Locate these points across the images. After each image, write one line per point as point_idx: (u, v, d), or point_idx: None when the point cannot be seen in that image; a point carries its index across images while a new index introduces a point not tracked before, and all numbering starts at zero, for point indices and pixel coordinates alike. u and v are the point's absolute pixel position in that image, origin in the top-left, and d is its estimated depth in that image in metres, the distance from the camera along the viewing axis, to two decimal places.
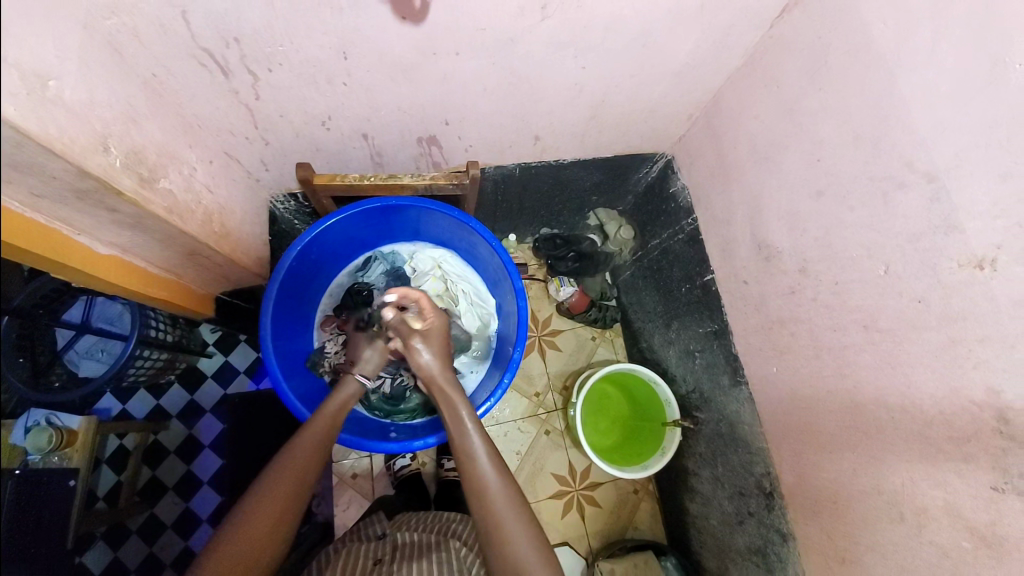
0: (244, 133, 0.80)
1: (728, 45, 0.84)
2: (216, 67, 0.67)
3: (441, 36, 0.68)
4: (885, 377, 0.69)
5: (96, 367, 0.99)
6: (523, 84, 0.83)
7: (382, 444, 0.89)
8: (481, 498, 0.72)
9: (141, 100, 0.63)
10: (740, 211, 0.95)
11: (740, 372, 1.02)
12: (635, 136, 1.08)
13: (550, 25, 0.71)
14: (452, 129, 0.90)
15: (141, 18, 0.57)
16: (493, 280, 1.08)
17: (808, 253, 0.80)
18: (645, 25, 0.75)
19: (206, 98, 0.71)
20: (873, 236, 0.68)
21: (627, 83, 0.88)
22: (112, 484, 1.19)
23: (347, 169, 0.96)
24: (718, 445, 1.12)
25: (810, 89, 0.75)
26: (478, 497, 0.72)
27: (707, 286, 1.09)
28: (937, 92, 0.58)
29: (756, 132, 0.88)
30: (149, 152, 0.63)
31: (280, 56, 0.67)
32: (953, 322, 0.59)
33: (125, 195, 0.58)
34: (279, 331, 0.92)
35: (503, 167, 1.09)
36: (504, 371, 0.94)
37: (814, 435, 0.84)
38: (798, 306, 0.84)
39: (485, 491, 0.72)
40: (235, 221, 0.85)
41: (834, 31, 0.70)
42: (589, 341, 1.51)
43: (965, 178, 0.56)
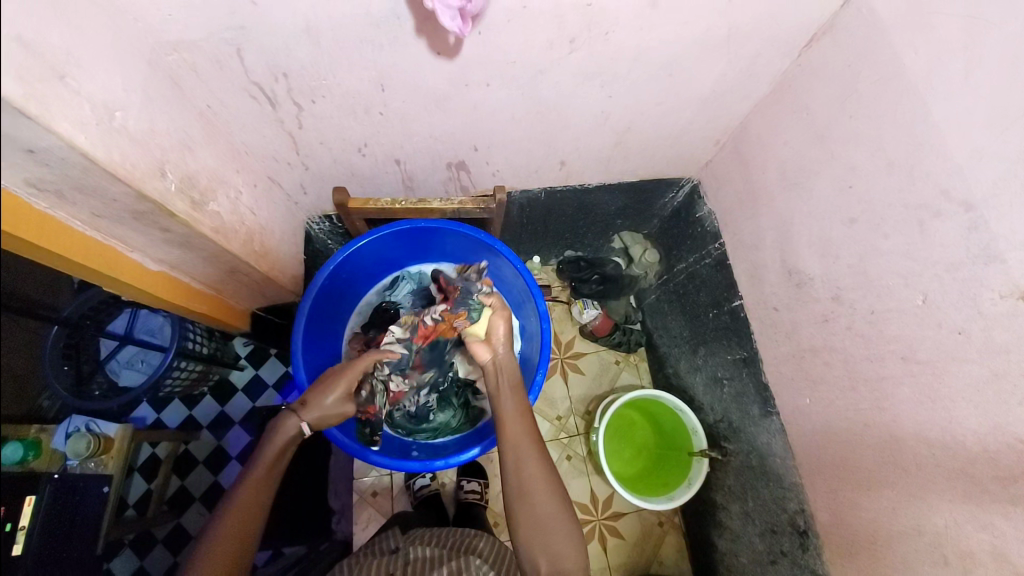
0: (286, 159, 0.85)
1: (754, 74, 0.85)
2: (264, 99, 0.72)
3: (473, 68, 0.72)
4: (926, 412, 0.66)
5: (136, 376, 1.05)
6: (550, 113, 0.85)
7: (402, 462, 0.89)
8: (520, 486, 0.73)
9: (195, 129, 0.68)
10: (769, 237, 0.93)
11: (771, 403, 0.98)
12: (661, 161, 1.09)
13: (578, 57, 0.73)
14: (481, 155, 0.93)
15: (199, 54, 0.62)
16: (517, 302, 1.08)
17: (841, 281, 0.78)
18: (671, 55, 0.77)
19: (253, 126, 0.76)
20: (908, 265, 0.66)
21: (653, 110, 0.90)
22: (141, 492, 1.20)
23: (379, 192, 1.00)
24: (748, 478, 1.08)
25: (841, 116, 0.75)
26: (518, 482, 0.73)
27: (735, 311, 1.06)
28: (974, 119, 0.57)
29: (785, 157, 0.87)
30: (201, 177, 0.68)
31: (322, 88, 0.71)
32: (997, 355, 0.56)
33: (177, 217, 0.62)
34: (309, 348, 0.95)
35: (530, 191, 1.12)
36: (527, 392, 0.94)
37: (851, 471, 0.80)
38: (831, 335, 0.81)
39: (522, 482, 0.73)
40: (273, 241, 0.89)
41: (865, 59, 0.70)
42: (612, 365, 1.49)
43: (1004, 206, 0.54)
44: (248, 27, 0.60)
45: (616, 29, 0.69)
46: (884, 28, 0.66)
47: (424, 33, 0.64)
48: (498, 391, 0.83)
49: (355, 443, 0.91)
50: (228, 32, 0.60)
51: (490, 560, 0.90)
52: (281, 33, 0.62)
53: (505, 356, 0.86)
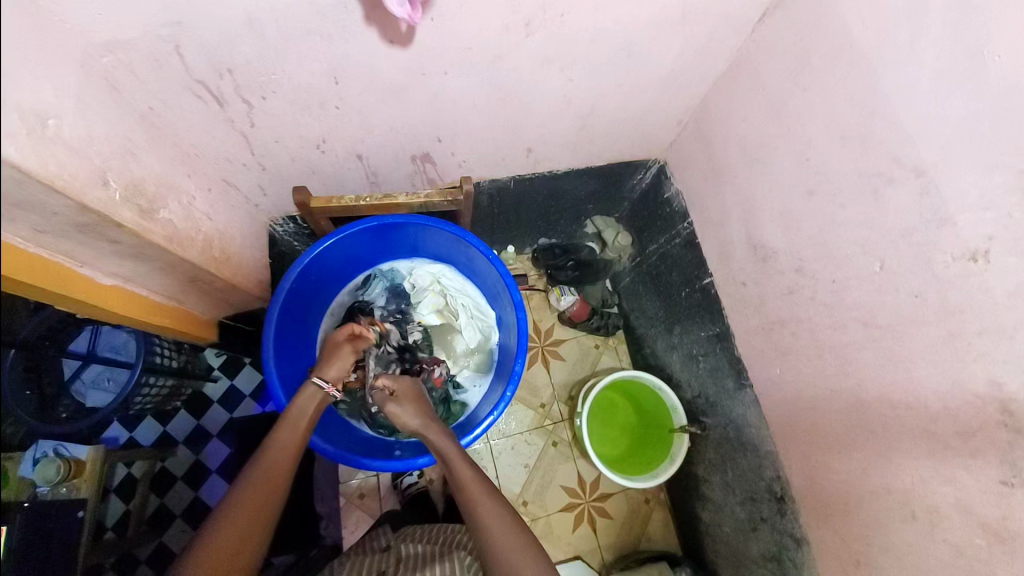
0: (241, 159, 0.82)
1: (711, 52, 0.85)
2: (211, 97, 0.69)
3: (429, 57, 0.70)
4: (888, 374, 0.69)
5: (103, 397, 1.00)
6: (512, 99, 0.84)
7: (386, 462, 0.88)
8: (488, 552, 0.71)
9: (138, 133, 0.64)
10: (734, 214, 0.95)
11: (744, 375, 1.01)
12: (626, 144, 1.09)
13: (535, 41, 0.72)
14: (445, 145, 0.92)
15: (136, 53, 0.59)
16: (492, 293, 1.08)
17: (804, 252, 0.80)
18: (629, 37, 0.76)
19: (202, 127, 0.73)
20: (865, 233, 0.69)
21: (615, 93, 0.89)
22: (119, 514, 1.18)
23: (343, 189, 0.97)
24: (727, 450, 1.11)
25: (795, 90, 0.76)
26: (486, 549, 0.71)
27: (706, 289, 1.08)
28: (920, 87, 0.59)
29: (746, 134, 0.88)
30: (148, 183, 0.65)
31: (272, 83, 0.69)
32: (951, 315, 0.59)
33: (125, 227, 0.59)
34: (281, 354, 0.93)
35: (498, 180, 1.11)
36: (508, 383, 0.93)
37: (821, 435, 0.83)
38: (797, 306, 0.83)
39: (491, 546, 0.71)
40: (234, 246, 0.86)
41: (815, 33, 0.71)
42: (592, 350, 1.51)
43: (952, 171, 0.56)
44: (186, 22, 0.57)
45: (571, 11, 0.69)
46: (832, 0, 0.68)
47: (374, 22, 0.62)
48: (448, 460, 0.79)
49: (334, 446, 0.89)
50: (165, 28, 0.57)
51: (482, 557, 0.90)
52: (222, 26, 0.59)
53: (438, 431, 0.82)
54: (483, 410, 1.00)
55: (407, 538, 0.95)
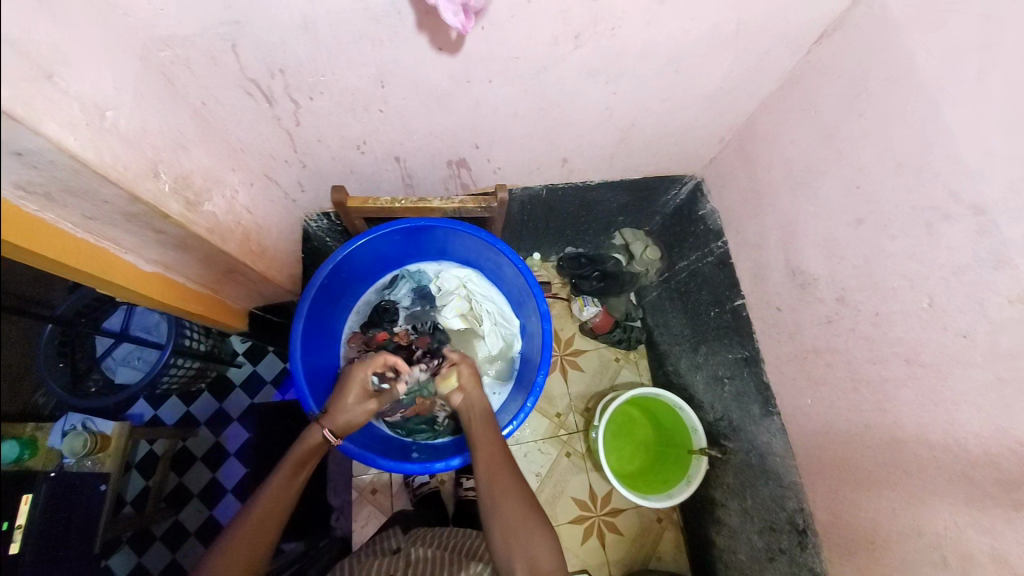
0: (284, 156, 0.83)
1: (762, 70, 0.83)
2: (261, 96, 0.70)
3: (475, 65, 0.70)
4: (930, 416, 0.66)
5: (132, 374, 1.04)
6: (554, 110, 0.83)
7: (403, 464, 0.88)
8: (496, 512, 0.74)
9: (189, 126, 0.66)
10: (773, 237, 0.92)
11: (772, 402, 0.98)
12: (664, 159, 1.07)
13: (583, 53, 0.71)
14: (482, 152, 0.92)
15: (194, 50, 0.60)
16: (517, 301, 1.07)
17: (846, 282, 0.77)
18: (677, 51, 0.75)
19: (250, 124, 0.74)
20: (915, 267, 0.66)
21: (658, 106, 0.88)
22: (139, 489, 1.19)
23: (379, 190, 0.98)
24: (748, 477, 1.08)
25: (849, 116, 0.74)
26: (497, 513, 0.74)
27: (737, 311, 1.06)
28: (986, 121, 0.56)
29: (792, 156, 0.86)
30: (195, 176, 0.66)
31: (320, 84, 0.69)
32: (1002, 360, 0.56)
33: (171, 219, 0.61)
34: (307, 347, 0.94)
35: (532, 188, 1.10)
36: (529, 395, 0.93)
37: (851, 471, 0.80)
38: (835, 336, 0.81)
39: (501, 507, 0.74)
40: (271, 240, 0.88)
41: (876, 58, 0.69)
42: (612, 362, 1.49)
43: (1013, 211, 0.53)
44: (244, 23, 0.58)
45: (622, 25, 0.68)
46: (896, 26, 0.65)
47: (425, 29, 0.62)
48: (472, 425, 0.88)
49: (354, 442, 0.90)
50: (223, 27, 0.58)
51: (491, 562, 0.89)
52: (276, 27, 0.59)
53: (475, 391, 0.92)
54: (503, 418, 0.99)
55: (417, 542, 0.95)
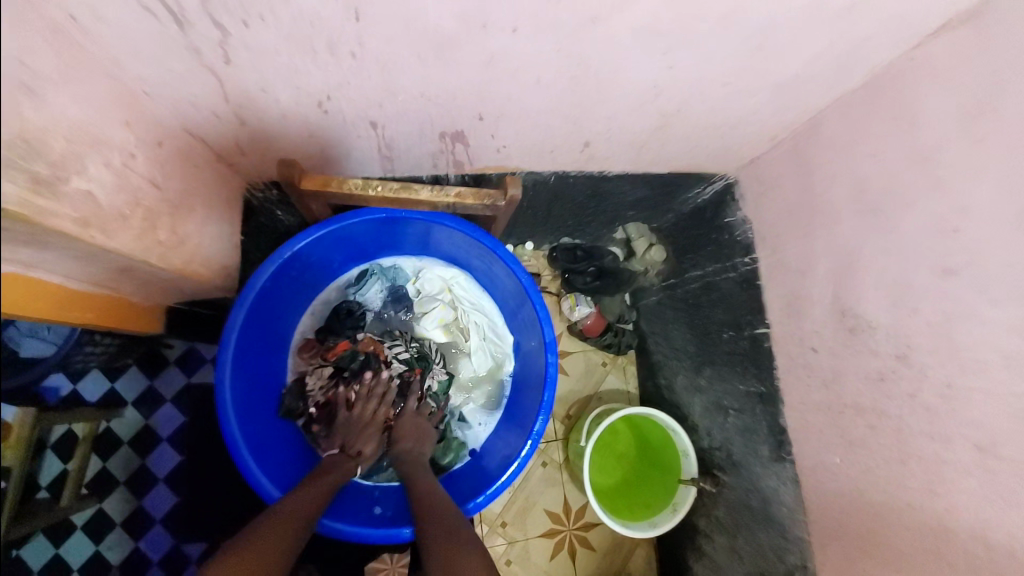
0: (212, 106, 0.59)
1: (853, 61, 0.65)
2: (165, 14, 0.46)
3: (495, 6, 0.48)
4: (999, 516, 0.56)
5: (42, 347, 0.73)
6: (588, 80, 0.63)
7: (361, 531, 0.73)
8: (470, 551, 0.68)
9: (41, 53, 0.42)
10: (822, 267, 0.78)
11: (787, 448, 0.88)
12: (700, 154, 0.89)
13: (647, 6, 0.51)
14: (486, 125, 0.70)
15: None
16: (511, 311, 0.90)
17: (915, 339, 0.64)
18: (766, 21, 0.56)
19: (154, 56, 0.50)
20: (1018, 343, 0.53)
21: (716, 92, 0.69)
22: (57, 472, 1.01)
23: (347, 161, 0.75)
24: (742, 516, 0.99)
25: (962, 137, 0.58)
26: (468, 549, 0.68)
27: (758, 340, 0.93)
28: None
29: (866, 174, 0.70)
30: (57, 134, 0.43)
31: (261, 6, 0.46)
32: None
33: (5, 208, 0.38)
34: (242, 369, 0.75)
35: (538, 173, 0.90)
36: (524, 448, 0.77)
37: (876, 546, 0.71)
38: (885, 398, 0.69)
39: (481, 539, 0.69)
40: (196, 220, 0.65)
41: (1020, 65, 0.53)
42: (598, 367, 1.36)
43: None
44: None
45: None
46: None
47: None
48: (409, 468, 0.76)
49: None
50: None
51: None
52: None
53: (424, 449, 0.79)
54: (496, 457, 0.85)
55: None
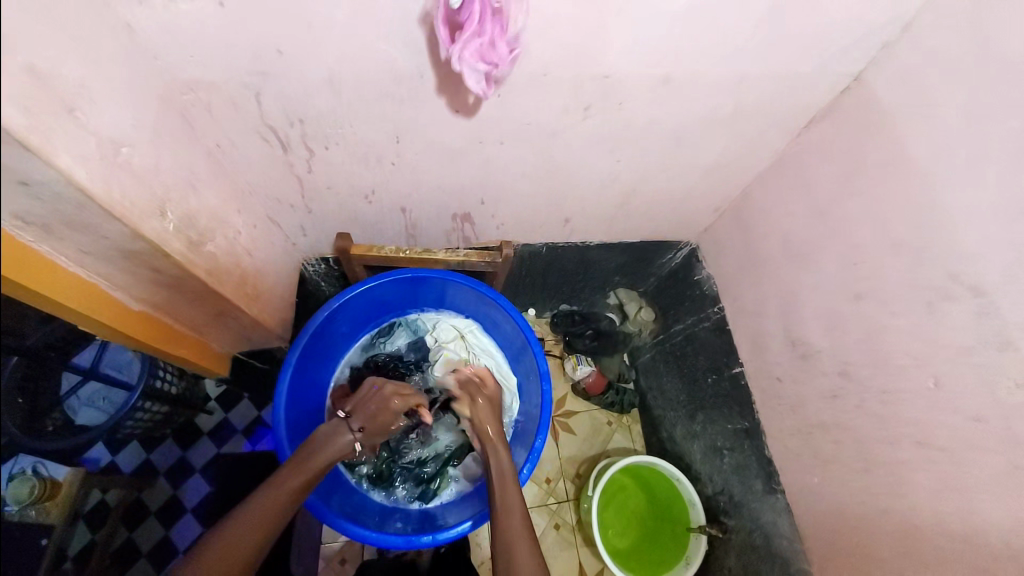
0: (290, 201, 0.83)
1: (757, 149, 0.88)
2: (276, 143, 0.71)
3: (488, 128, 0.73)
4: (946, 502, 0.63)
5: (96, 416, 0.92)
6: (560, 173, 0.87)
7: (384, 537, 0.81)
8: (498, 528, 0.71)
9: (202, 169, 0.65)
10: (772, 306, 0.93)
11: (775, 479, 0.94)
12: (663, 224, 1.10)
13: (591, 122, 0.75)
14: (487, 208, 0.93)
15: (217, 96, 0.62)
16: (513, 355, 1.04)
17: (850, 356, 0.76)
18: (680, 126, 0.79)
19: (262, 168, 0.74)
20: (919, 345, 0.66)
21: (659, 176, 0.92)
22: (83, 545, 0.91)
23: (381, 239, 0.98)
24: (751, 559, 1.01)
25: (842, 195, 0.77)
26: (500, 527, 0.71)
27: (737, 378, 1.04)
28: (979, 206, 0.59)
29: (787, 229, 0.89)
30: (201, 217, 0.65)
31: (336, 135, 0.71)
32: (1019, 447, 0.55)
33: (172, 258, 0.59)
34: (292, 412, 0.88)
35: (532, 246, 1.12)
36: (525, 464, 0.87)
37: (864, 562, 0.75)
38: (842, 412, 0.79)
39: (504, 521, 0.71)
40: (267, 283, 0.86)
41: (865, 143, 0.73)
42: (604, 426, 1.41)
43: (1016, 296, 0.55)
44: (271, 74, 0.60)
45: (629, 101, 0.72)
46: (883, 115, 0.70)
47: (444, 93, 0.65)
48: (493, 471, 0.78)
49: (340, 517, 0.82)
50: (250, 76, 0.60)
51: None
52: (300, 81, 0.62)
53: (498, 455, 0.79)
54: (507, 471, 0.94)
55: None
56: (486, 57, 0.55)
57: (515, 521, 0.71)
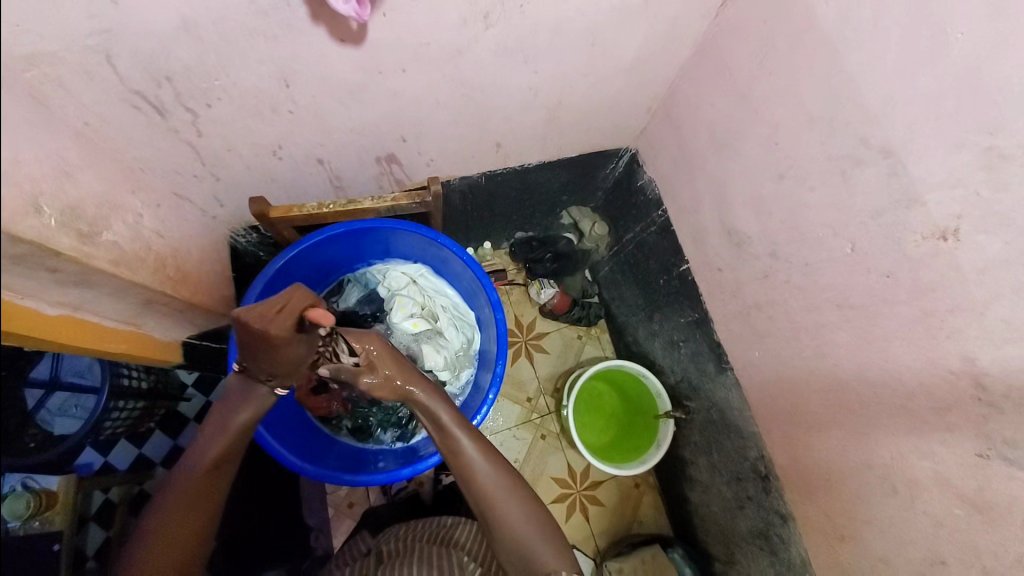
0: (192, 171, 0.76)
1: (675, 37, 0.84)
2: (150, 108, 0.64)
3: (386, 55, 0.67)
4: (864, 352, 0.70)
5: (71, 424, 0.92)
6: (477, 95, 0.82)
7: (370, 477, 0.87)
8: (472, 485, 0.71)
9: (73, 150, 0.58)
10: (707, 201, 0.95)
11: (724, 358, 1.01)
12: (597, 134, 1.07)
13: (495, 33, 0.70)
14: (410, 145, 0.88)
15: (66, 68, 0.53)
16: (468, 294, 1.06)
17: (777, 236, 0.80)
18: (592, 23, 0.74)
19: (146, 140, 0.68)
20: (835, 216, 0.69)
21: (581, 82, 0.88)
22: (101, 541, 0.98)
23: (306, 197, 0.93)
24: (711, 433, 1.12)
25: (760, 74, 0.75)
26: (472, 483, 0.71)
27: (683, 275, 1.08)
28: (884, 65, 0.59)
29: (714, 119, 0.88)
30: (87, 206, 0.59)
31: (216, 89, 0.64)
32: (924, 293, 0.60)
33: (63, 254, 0.55)
34: None
35: (469, 177, 1.07)
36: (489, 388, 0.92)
37: (802, 416, 0.85)
38: (772, 290, 0.84)
39: (475, 478, 0.71)
40: (190, 263, 0.82)
41: (777, 14, 0.70)
42: (575, 340, 1.47)
43: (920, 150, 0.57)
44: (115, 28, 0.53)
45: (530, 1, 0.66)
46: None
47: (323, 21, 0.59)
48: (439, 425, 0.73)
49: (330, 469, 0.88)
50: (93, 39, 0.52)
51: (474, 552, 0.92)
52: (152, 29, 0.54)
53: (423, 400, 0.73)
54: (474, 397, 1.00)
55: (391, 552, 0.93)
56: None
57: (464, 437, 0.73)
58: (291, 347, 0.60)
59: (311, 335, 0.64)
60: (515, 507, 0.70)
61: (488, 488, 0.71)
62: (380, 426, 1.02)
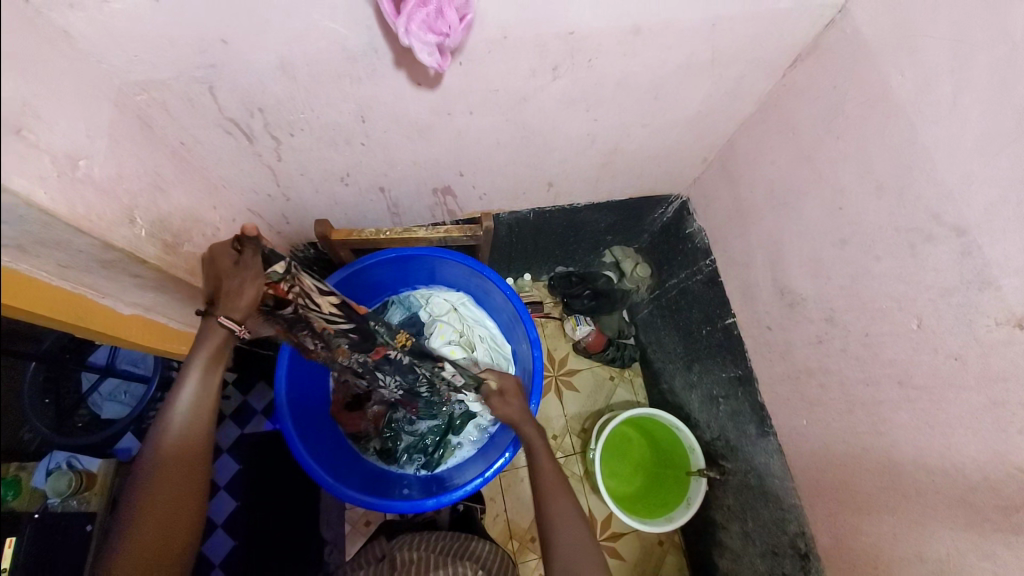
0: (266, 190, 0.83)
1: (739, 95, 0.85)
2: (240, 134, 0.70)
3: (455, 99, 0.71)
4: (926, 437, 0.65)
5: (120, 410, 0.99)
6: (536, 138, 0.84)
7: (392, 503, 0.86)
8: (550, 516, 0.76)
9: (167, 168, 0.65)
10: (760, 256, 0.93)
11: (768, 423, 0.96)
12: (650, 180, 1.08)
13: (562, 83, 0.72)
14: (467, 180, 0.91)
15: (170, 93, 0.60)
16: (507, 327, 1.06)
17: (834, 301, 0.77)
18: (655, 79, 0.76)
19: (231, 161, 0.74)
20: (901, 289, 0.65)
21: (639, 132, 0.89)
22: None
23: (364, 221, 0.98)
24: (747, 498, 1.05)
25: (827, 137, 0.74)
26: (551, 513, 0.76)
27: (728, 329, 1.05)
28: (964, 143, 0.56)
29: (774, 177, 0.87)
30: (174, 218, 0.64)
31: (300, 121, 0.69)
32: (995, 383, 0.56)
33: (149, 263, 0.59)
34: (295, 397, 0.92)
35: (518, 212, 1.10)
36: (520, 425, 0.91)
37: (849, 495, 0.78)
38: (826, 357, 0.80)
39: (555, 510, 0.76)
40: None
41: (850, 82, 0.70)
42: (606, 381, 1.44)
43: (997, 232, 0.54)
44: (219, 65, 0.58)
45: (599, 57, 0.69)
46: (869, 49, 0.66)
47: (403, 67, 0.63)
48: (533, 450, 0.81)
49: (355, 490, 0.88)
50: (200, 70, 0.58)
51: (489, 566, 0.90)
52: (252, 68, 0.59)
53: (532, 430, 0.83)
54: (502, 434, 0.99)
55: (403, 546, 0.94)
56: (435, 27, 0.54)
57: (547, 463, 0.80)
58: (225, 256, 0.53)
59: (251, 265, 0.53)
60: (583, 536, 0.74)
61: (557, 512, 0.76)
62: (406, 453, 1.02)
